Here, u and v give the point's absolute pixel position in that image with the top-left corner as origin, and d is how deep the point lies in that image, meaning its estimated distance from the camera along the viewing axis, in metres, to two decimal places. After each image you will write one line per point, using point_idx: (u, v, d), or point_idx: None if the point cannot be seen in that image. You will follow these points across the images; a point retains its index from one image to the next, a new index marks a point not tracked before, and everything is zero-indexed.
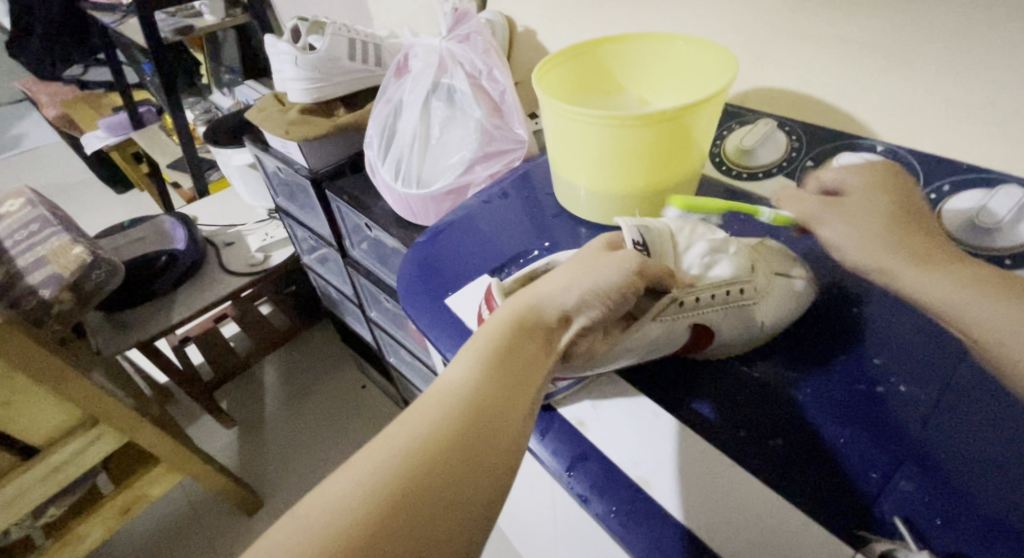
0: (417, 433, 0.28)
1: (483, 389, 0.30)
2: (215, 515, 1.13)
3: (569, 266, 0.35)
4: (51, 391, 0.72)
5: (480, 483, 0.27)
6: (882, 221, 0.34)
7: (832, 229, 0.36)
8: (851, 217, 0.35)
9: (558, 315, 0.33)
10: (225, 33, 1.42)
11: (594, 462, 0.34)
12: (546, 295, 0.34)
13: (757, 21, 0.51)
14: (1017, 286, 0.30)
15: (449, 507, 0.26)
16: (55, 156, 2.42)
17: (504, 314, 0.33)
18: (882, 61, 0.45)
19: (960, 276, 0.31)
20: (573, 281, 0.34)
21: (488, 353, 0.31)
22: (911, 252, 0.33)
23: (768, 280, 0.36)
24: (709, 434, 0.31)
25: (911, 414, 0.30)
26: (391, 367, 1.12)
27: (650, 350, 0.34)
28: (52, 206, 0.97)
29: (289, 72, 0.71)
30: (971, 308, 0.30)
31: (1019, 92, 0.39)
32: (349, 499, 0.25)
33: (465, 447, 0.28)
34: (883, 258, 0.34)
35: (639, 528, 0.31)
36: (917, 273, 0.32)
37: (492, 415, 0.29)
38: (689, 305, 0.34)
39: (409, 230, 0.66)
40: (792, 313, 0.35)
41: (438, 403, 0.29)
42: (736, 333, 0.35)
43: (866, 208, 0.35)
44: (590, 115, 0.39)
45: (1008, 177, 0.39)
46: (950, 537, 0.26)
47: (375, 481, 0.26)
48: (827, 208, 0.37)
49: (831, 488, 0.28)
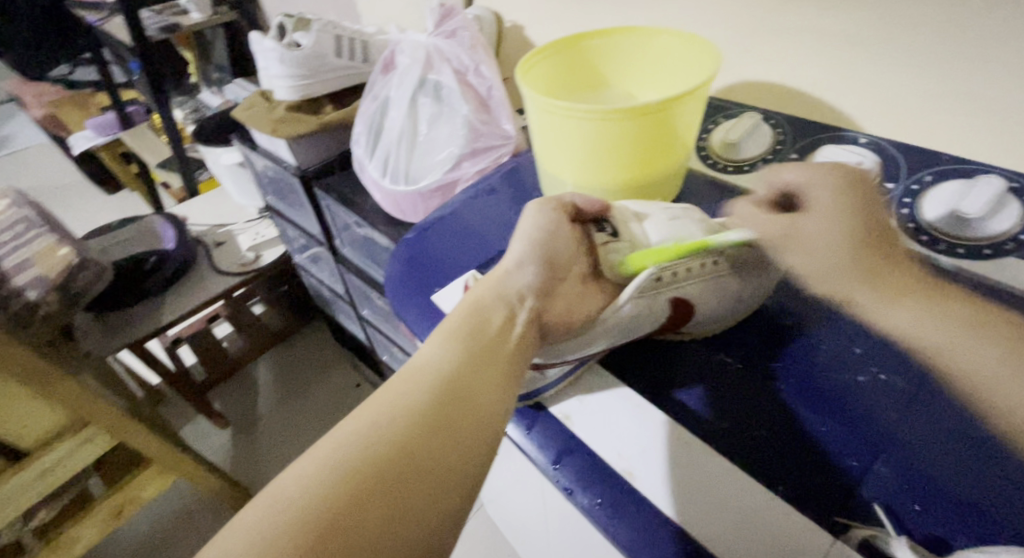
0: (397, 406, 0.29)
1: (458, 365, 0.32)
2: (209, 516, 1.12)
3: (526, 247, 0.38)
4: (38, 393, 0.72)
5: (456, 458, 0.28)
6: (837, 246, 0.33)
7: (794, 256, 0.35)
8: (808, 247, 0.34)
9: (516, 294, 0.37)
10: (213, 31, 1.41)
11: (579, 455, 0.36)
12: (504, 277, 0.38)
13: (741, 14, 0.51)
14: (971, 313, 0.29)
15: (429, 473, 0.27)
16: (43, 157, 2.39)
17: (468, 300, 0.36)
18: (865, 52, 0.45)
19: (923, 305, 0.30)
20: (526, 259, 0.38)
21: (457, 333, 0.34)
22: (872, 281, 0.32)
23: (742, 250, 0.37)
24: (694, 427, 0.31)
25: (892, 402, 0.30)
26: (384, 365, 1.12)
27: (631, 328, 0.35)
28: (39, 207, 0.96)
29: (275, 69, 0.70)
30: (938, 343, 0.29)
31: (999, 82, 0.39)
32: (332, 469, 0.26)
33: (442, 418, 0.29)
34: (847, 287, 0.33)
35: (622, 517, 0.33)
36: (874, 303, 0.32)
37: (467, 390, 0.31)
38: (666, 279, 0.35)
39: (397, 227, 0.66)
40: (767, 282, 0.36)
41: (415, 380, 0.31)
42: (717, 303, 0.35)
43: (822, 232, 0.34)
44: (573, 109, 0.39)
45: (987, 168, 0.39)
46: (929, 523, 0.26)
47: (355, 464, 0.27)
48: (784, 236, 0.35)
49: (811, 476, 0.29)
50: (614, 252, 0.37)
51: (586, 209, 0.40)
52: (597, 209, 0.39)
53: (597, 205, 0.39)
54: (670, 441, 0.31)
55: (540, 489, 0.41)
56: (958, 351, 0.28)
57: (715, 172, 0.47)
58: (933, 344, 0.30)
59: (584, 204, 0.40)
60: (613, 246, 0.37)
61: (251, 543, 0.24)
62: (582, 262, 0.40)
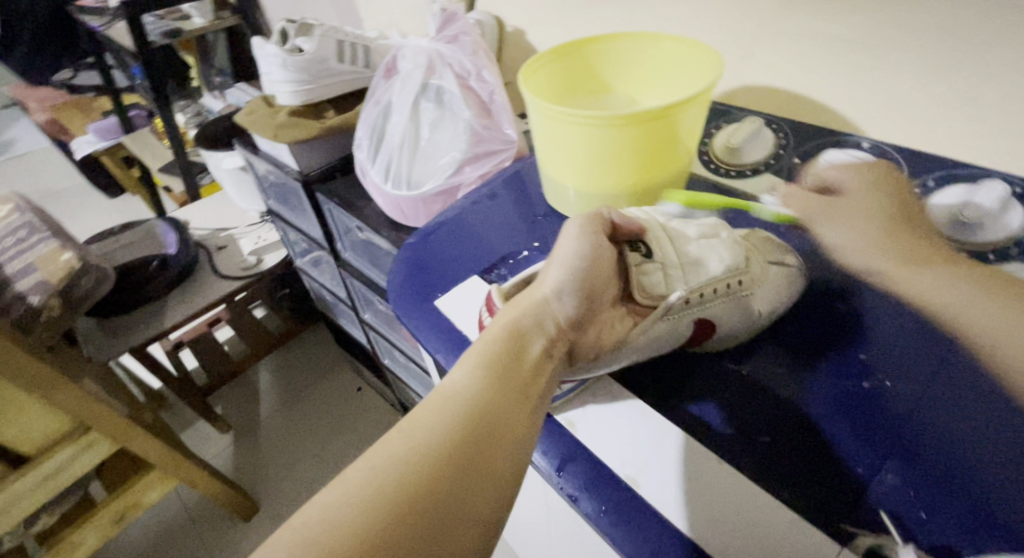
0: (427, 437, 0.29)
1: (488, 398, 0.31)
2: (211, 520, 1.12)
3: (564, 274, 0.35)
4: (41, 399, 0.71)
5: (484, 494, 0.28)
6: (881, 224, 0.37)
7: (833, 231, 0.39)
8: (849, 221, 0.39)
9: (551, 322, 0.35)
10: (215, 36, 1.42)
11: (582, 462, 0.37)
12: (541, 303, 0.35)
13: (741, 20, 0.51)
14: (997, 287, 0.33)
15: (463, 511, 0.27)
16: (47, 160, 2.40)
17: (500, 324, 0.34)
18: (865, 57, 0.45)
19: (954, 276, 0.34)
20: (565, 288, 0.35)
21: (489, 362, 0.33)
22: (914, 256, 0.35)
23: (763, 270, 0.36)
24: (717, 445, 0.30)
25: (897, 408, 0.30)
26: (387, 369, 1.11)
27: (655, 347, 0.35)
28: (41, 212, 0.96)
29: (276, 74, 0.70)
30: (963, 307, 0.33)
31: (999, 88, 0.40)
32: (364, 497, 0.26)
33: (469, 446, 0.29)
34: (880, 262, 0.36)
35: (627, 520, 0.35)
36: (904, 273, 0.35)
37: (498, 421, 0.31)
38: (694, 301, 0.34)
39: (400, 232, 0.66)
40: (785, 301, 0.36)
41: (441, 405, 0.30)
42: (739, 324, 0.35)
43: (859, 214, 0.39)
44: (577, 115, 0.39)
45: (990, 172, 0.39)
46: (937, 531, 0.26)
47: (390, 494, 0.26)
48: (826, 209, 0.40)
49: (817, 483, 0.29)
50: (648, 276, 0.35)
51: (623, 228, 0.37)
52: (632, 229, 0.36)
53: (634, 226, 0.36)
54: (685, 457, 0.31)
55: (543, 494, 0.41)
56: (980, 311, 0.32)
57: (716, 176, 0.47)
58: (956, 306, 0.33)
59: (622, 221, 0.37)
60: (646, 269, 0.35)
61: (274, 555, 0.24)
62: (615, 284, 0.37)
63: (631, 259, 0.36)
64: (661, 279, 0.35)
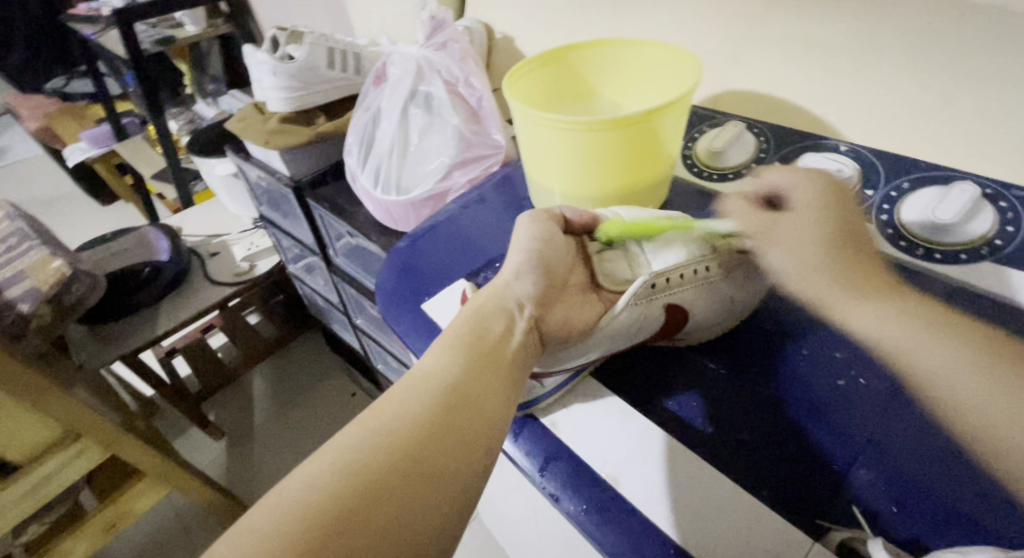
0: (399, 411, 0.30)
1: (461, 374, 0.32)
2: (203, 528, 1.12)
3: (522, 257, 0.37)
4: (29, 407, 0.71)
5: (457, 463, 0.29)
6: (820, 247, 0.35)
7: (775, 253, 0.36)
8: (790, 246, 0.36)
9: (515, 302, 0.37)
10: (208, 44, 1.43)
11: (564, 462, 0.33)
12: (502, 288, 0.37)
13: (723, 27, 0.52)
14: (933, 314, 0.31)
15: (435, 477, 0.28)
16: (40, 168, 2.40)
17: (470, 308, 0.36)
18: (844, 62, 0.46)
19: (896, 309, 0.32)
20: (523, 269, 0.37)
21: (461, 342, 0.34)
22: (847, 283, 0.34)
23: (731, 257, 0.37)
24: (697, 446, 0.31)
25: (872, 404, 0.31)
26: (380, 374, 1.11)
27: (626, 336, 0.36)
28: (32, 220, 0.96)
29: (267, 81, 0.71)
30: (902, 343, 0.31)
31: (972, 92, 0.41)
32: (335, 466, 0.27)
33: (444, 420, 0.30)
34: (827, 292, 0.34)
35: (609, 524, 0.30)
36: (844, 304, 0.33)
37: (472, 395, 0.31)
38: (660, 286, 0.36)
39: (389, 236, 0.66)
40: (757, 289, 0.37)
41: (417, 389, 0.31)
42: (708, 309, 0.36)
43: (799, 231, 0.35)
44: (559, 120, 0.39)
45: (963, 175, 0.40)
46: (909, 525, 0.26)
47: (360, 462, 0.27)
48: (766, 231, 0.37)
49: (794, 479, 0.29)
50: (612, 262, 0.37)
51: (576, 221, 0.39)
52: (587, 221, 0.39)
53: (585, 216, 0.39)
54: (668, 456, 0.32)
55: (531, 496, 0.42)
56: (923, 352, 0.30)
57: (700, 180, 0.48)
58: (895, 344, 0.31)
59: (574, 215, 0.39)
60: (608, 257, 0.38)
61: (249, 545, 0.25)
62: (581, 272, 0.39)
63: (593, 249, 0.38)
64: (624, 266, 0.37)
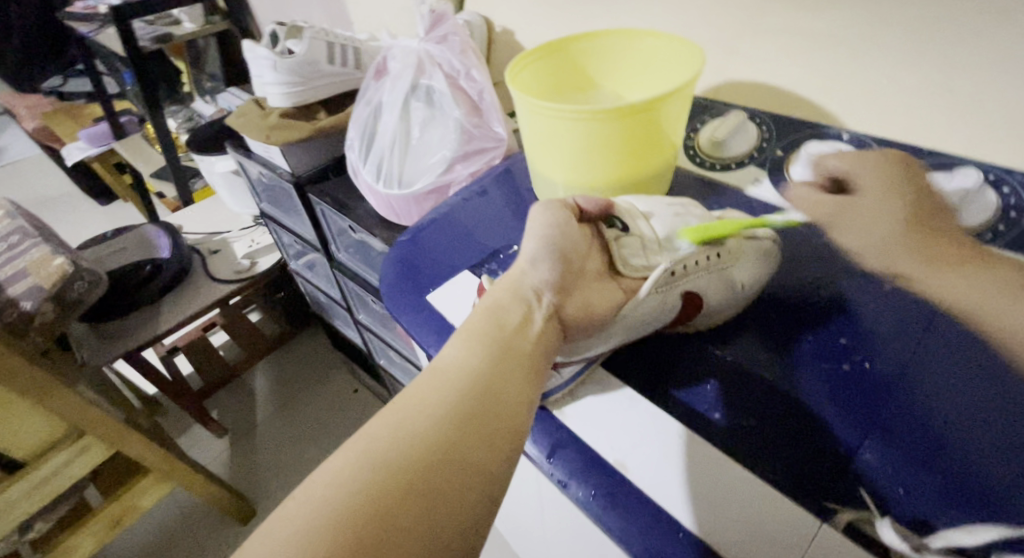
0: (426, 408, 0.30)
1: (484, 367, 0.32)
2: (209, 525, 1.12)
3: (537, 245, 0.37)
4: (35, 405, 0.71)
5: (485, 456, 0.29)
6: (893, 225, 0.36)
7: (847, 234, 0.38)
8: (862, 224, 0.37)
9: (532, 291, 0.37)
10: (206, 41, 1.42)
11: (571, 450, 0.38)
12: (520, 276, 0.38)
13: (725, 17, 0.52)
14: (1010, 279, 0.32)
15: (465, 471, 0.28)
16: (39, 168, 2.39)
17: (486, 300, 0.36)
18: (846, 51, 0.46)
19: (989, 276, 0.33)
20: (539, 257, 0.37)
21: (478, 333, 0.34)
22: (928, 254, 0.35)
23: (742, 243, 0.38)
24: (714, 439, 0.31)
25: (877, 387, 0.31)
26: (382, 369, 1.11)
27: (645, 323, 0.36)
28: (33, 218, 0.96)
29: (268, 76, 0.70)
30: (987, 308, 0.32)
31: (975, 76, 0.41)
32: (363, 463, 0.27)
33: (470, 413, 0.30)
34: (899, 260, 0.35)
35: (617, 508, 0.35)
36: (929, 272, 0.34)
37: (496, 388, 0.32)
38: (679, 273, 0.36)
39: (393, 230, 0.66)
40: (766, 275, 0.38)
41: (441, 383, 0.31)
42: (723, 296, 0.36)
43: (875, 211, 0.37)
44: (563, 110, 0.39)
45: (966, 161, 0.40)
46: (914, 505, 0.26)
47: (388, 458, 0.28)
48: (840, 212, 0.39)
49: (798, 463, 0.29)
50: (626, 248, 0.38)
51: (592, 210, 0.39)
52: (600, 209, 0.39)
53: (601, 205, 0.39)
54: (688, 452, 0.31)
55: (539, 487, 0.42)
56: (1008, 313, 0.31)
57: (702, 170, 0.49)
58: (976, 304, 0.32)
59: (588, 205, 0.39)
60: (624, 242, 0.38)
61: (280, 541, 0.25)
62: (597, 259, 0.40)
63: (609, 235, 0.39)
64: (639, 251, 0.38)
